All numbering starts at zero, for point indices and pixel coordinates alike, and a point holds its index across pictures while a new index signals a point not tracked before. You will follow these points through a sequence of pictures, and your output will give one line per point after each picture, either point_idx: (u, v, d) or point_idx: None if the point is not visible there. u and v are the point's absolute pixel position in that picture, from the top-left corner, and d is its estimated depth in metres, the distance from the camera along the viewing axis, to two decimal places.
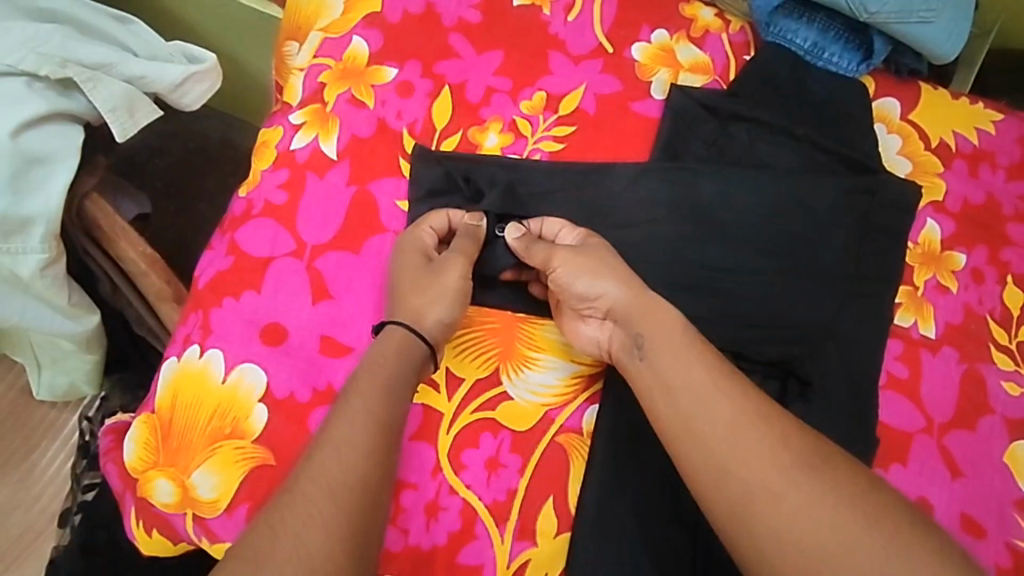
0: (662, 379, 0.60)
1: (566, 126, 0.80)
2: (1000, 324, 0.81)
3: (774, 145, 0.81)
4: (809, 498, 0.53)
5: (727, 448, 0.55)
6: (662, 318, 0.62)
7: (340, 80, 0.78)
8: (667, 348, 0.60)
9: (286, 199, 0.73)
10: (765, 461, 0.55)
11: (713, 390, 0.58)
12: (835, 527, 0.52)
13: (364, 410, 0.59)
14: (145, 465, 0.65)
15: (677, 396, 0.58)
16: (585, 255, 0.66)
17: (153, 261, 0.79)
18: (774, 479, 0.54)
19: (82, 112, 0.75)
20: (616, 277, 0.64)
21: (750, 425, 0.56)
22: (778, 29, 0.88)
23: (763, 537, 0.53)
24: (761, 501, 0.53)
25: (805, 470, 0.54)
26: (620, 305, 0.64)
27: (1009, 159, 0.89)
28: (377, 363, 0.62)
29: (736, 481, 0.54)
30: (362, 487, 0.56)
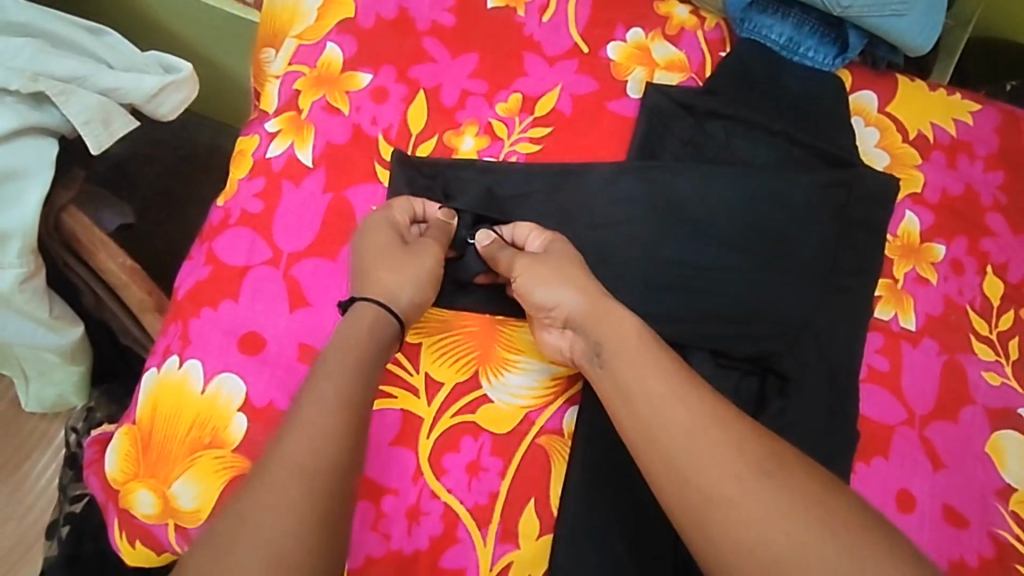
0: (620, 386, 0.60)
1: (542, 127, 0.80)
2: (981, 314, 0.82)
3: (750, 141, 0.81)
4: (766, 507, 0.52)
5: (685, 457, 0.55)
6: (620, 325, 0.63)
7: (314, 87, 0.78)
8: (623, 355, 0.61)
9: (263, 208, 0.73)
10: (721, 469, 0.54)
11: (669, 397, 0.58)
12: (793, 535, 0.51)
13: (334, 395, 0.58)
14: (127, 476, 0.65)
15: (635, 404, 0.59)
16: (546, 264, 0.67)
17: (134, 272, 0.79)
18: (731, 487, 0.53)
19: (56, 125, 0.75)
20: (575, 285, 0.65)
21: (707, 433, 0.56)
22: (753, 25, 0.88)
23: (723, 546, 0.52)
24: (716, 509, 0.53)
25: (761, 476, 0.54)
26: (579, 314, 0.64)
27: (987, 149, 0.89)
28: (347, 346, 0.61)
29: (695, 490, 0.54)
30: (334, 471, 0.55)
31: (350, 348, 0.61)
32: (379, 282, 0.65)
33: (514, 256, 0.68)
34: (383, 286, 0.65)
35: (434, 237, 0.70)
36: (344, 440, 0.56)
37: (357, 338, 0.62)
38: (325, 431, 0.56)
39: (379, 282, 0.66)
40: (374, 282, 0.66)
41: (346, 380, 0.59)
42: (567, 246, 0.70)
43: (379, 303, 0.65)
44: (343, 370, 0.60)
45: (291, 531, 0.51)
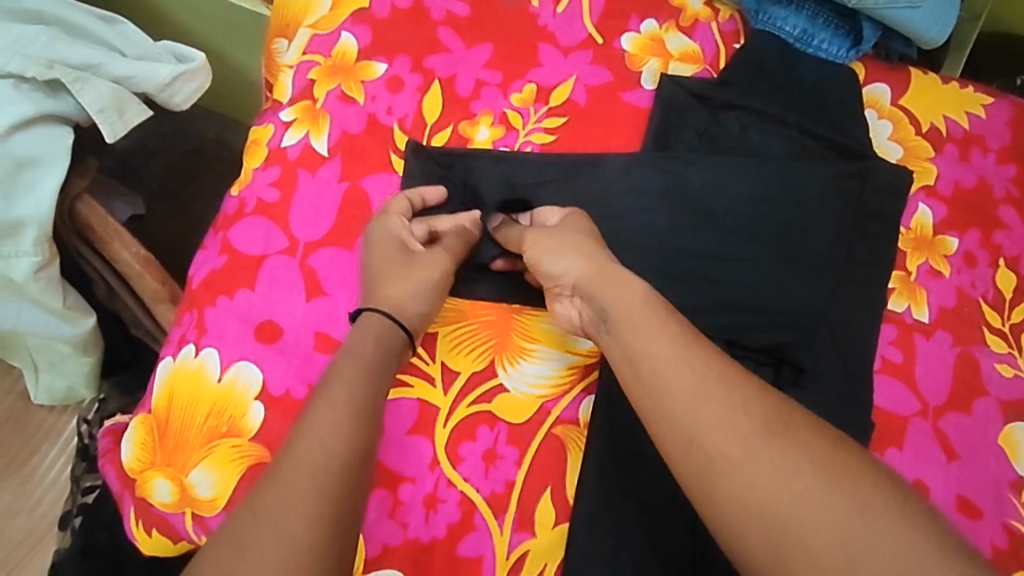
0: (625, 349, 0.59)
1: (557, 117, 0.80)
2: (994, 307, 0.82)
3: (766, 133, 0.81)
4: (770, 465, 0.51)
5: (687, 415, 0.54)
6: (624, 288, 0.61)
7: (329, 76, 0.78)
8: (626, 317, 0.59)
9: (278, 197, 0.73)
10: (724, 428, 0.53)
11: (672, 357, 0.56)
12: (798, 495, 0.50)
13: (347, 398, 0.58)
14: (144, 465, 0.65)
15: (638, 366, 0.57)
16: (553, 235, 0.66)
17: (148, 262, 0.79)
18: (736, 446, 0.52)
19: (71, 113, 0.75)
20: (580, 253, 0.64)
21: (709, 394, 0.54)
22: (767, 17, 0.88)
23: (727, 506, 0.51)
24: (719, 470, 0.52)
25: (765, 436, 0.53)
26: (584, 280, 0.63)
27: (1000, 143, 0.89)
28: (358, 354, 0.61)
29: (698, 450, 0.53)
30: (345, 479, 0.54)
31: (358, 355, 0.61)
32: (386, 292, 0.66)
33: (526, 237, 0.68)
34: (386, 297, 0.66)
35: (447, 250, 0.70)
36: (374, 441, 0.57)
37: (364, 344, 0.62)
38: (338, 438, 0.55)
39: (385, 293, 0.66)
40: (379, 292, 0.66)
41: (357, 384, 0.59)
42: (579, 219, 0.69)
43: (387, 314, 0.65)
44: (354, 373, 0.59)
45: (321, 528, 0.51)
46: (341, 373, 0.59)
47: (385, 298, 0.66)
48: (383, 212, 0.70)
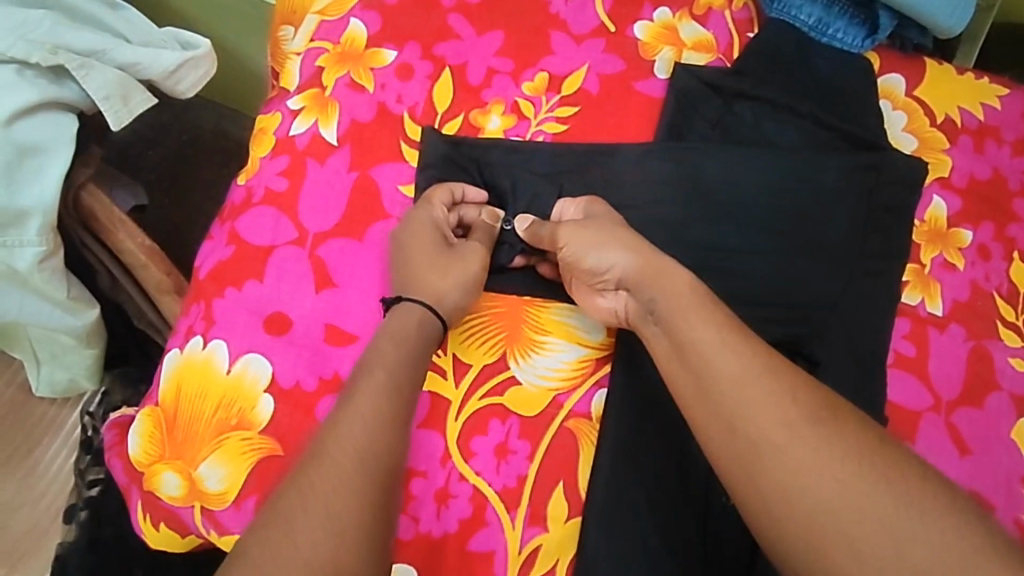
0: (674, 340, 0.60)
1: (569, 106, 0.78)
2: (1008, 301, 0.81)
3: (779, 123, 0.81)
4: (812, 455, 0.52)
5: (736, 402, 0.54)
6: (672, 280, 0.62)
7: (338, 63, 0.77)
8: (676, 309, 0.60)
9: (287, 186, 0.71)
10: (772, 416, 0.53)
11: (721, 347, 0.57)
12: (844, 486, 0.50)
13: (386, 381, 0.59)
14: (152, 458, 0.64)
15: (689, 357, 0.58)
16: (590, 224, 0.66)
17: (152, 252, 0.77)
18: (781, 434, 0.53)
19: (76, 101, 0.74)
20: (619, 249, 0.64)
21: (757, 379, 0.55)
22: (782, 5, 0.87)
23: (768, 490, 0.52)
24: (764, 455, 0.52)
25: (813, 425, 0.53)
26: (631, 273, 0.63)
27: (1014, 134, 0.89)
28: (401, 338, 0.62)
29: (743, 436, 0.54)
30: (388, 471, 0.55)
31: (403, 342, 0.62)
32: (431, 281, 0.65)
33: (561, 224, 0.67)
34: (427, 285, 0.65)
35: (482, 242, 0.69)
36: (396, 432, 0.57)
37: (409, 333, 0.62)
38: (379, 425, 0.56)
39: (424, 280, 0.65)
40: (422, 279, 0.65)
41: (399, 367, 0.60)
42: (604, 209, 0.69)
43: (430, 303, 0.65)
44: (394, 354, 0.60)
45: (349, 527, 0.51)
46: (381, 350, 0.61)
47: (431, 286, 0.65)
48: (422, 200, 0.70)
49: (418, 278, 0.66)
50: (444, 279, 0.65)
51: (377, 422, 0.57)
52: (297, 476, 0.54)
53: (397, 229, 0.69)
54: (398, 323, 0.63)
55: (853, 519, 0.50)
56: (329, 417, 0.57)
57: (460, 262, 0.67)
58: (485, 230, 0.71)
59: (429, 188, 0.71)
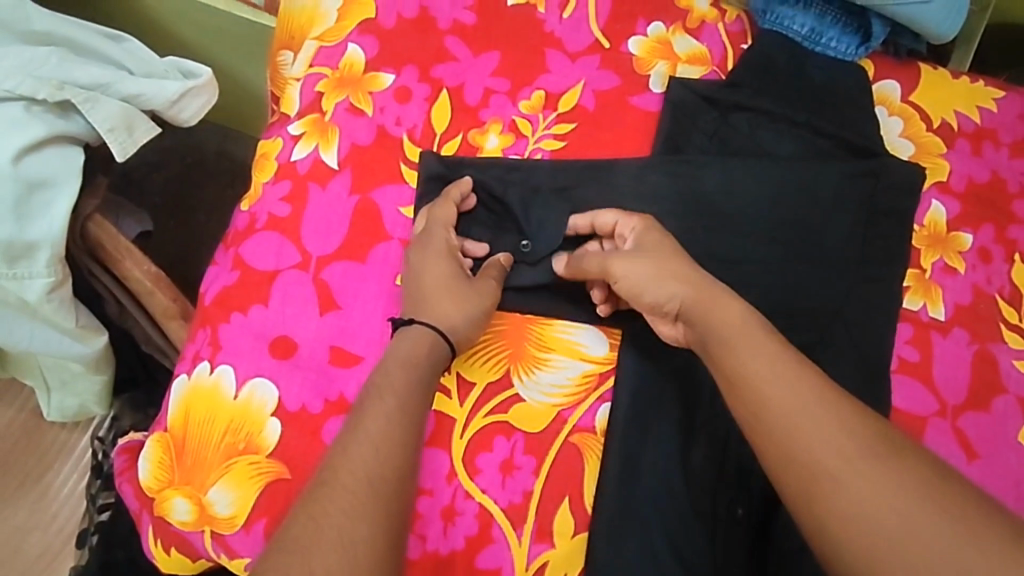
0: (727, 372, 0.59)
1: (566, 123, 0.79)
2: (1010, 303, 0.81)
3: (775, 134, 0.81)
4: (873, 482, 0.52)
5: (792, 433, 0.55)
6: (729, 312, 0.61)
7: (337, 88, 0.78)
8: (727, 343, 0.60)
9: (289, 211, 0.72)
10: (827, 446, 0.54)
11: (777, 381, 0.57)
12: (898, 512, 0.51)
13: (395, 406, 0.59)
14: (161, 483, 0.65)
15: (742, 392, 0.58)
16: (648, 250, 0.66)
17: (159, 278, 0.78)
18: (838, 465, 0.53)
19: (81, 133, 0.75)
20: (671, 279, 0.64)
21: (814, 410, 0.55)
22: (775, 16, 0.87)
23: (829, 518, 0.52)
24: (823, 485, 0.53)
25: (868, 454, 0.53)
26: (687, 303, 0.63)
27: (1012, 136, 0.89)
28: (412, 362, 0.63)
29: (800, 467, 0.54)
30: (397, 493, 0.56)
31: (417, 366, 0.63)
32: (441, 308, 0.66)
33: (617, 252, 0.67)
34: (442, 311, 0.66)
35: (490, 275, 0.70)
36: (404, 454, 0.57)
37: (419, 358, 0.63)
38: (389, 451, 0.57)
39: (438, 306, 0.66)
40: (433, 305, 0.66)
41: (407, 391, 0.61)
42: (659, 231, 0.68)
43: (439, 329, 0.65)
44: (400, 377, 0.61)
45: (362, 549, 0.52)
46: (390, 374, 0.61)
47: (440, 312, 0.66)
48: (431, 224, 0.70)
49: (428, 304, 0.66)
50: (455, 306, 0.66)
51: (386, 445, 0.57)
52: (305, 502, 0.54)
53: (407, 254, 0.70)
54: (407, 347, 0.64)
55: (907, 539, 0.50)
56: (338, 439, 0.58)
57: (471, 290, 0.68)
58: (494, 261, 0.71)
59: (435, 208, 0.72)
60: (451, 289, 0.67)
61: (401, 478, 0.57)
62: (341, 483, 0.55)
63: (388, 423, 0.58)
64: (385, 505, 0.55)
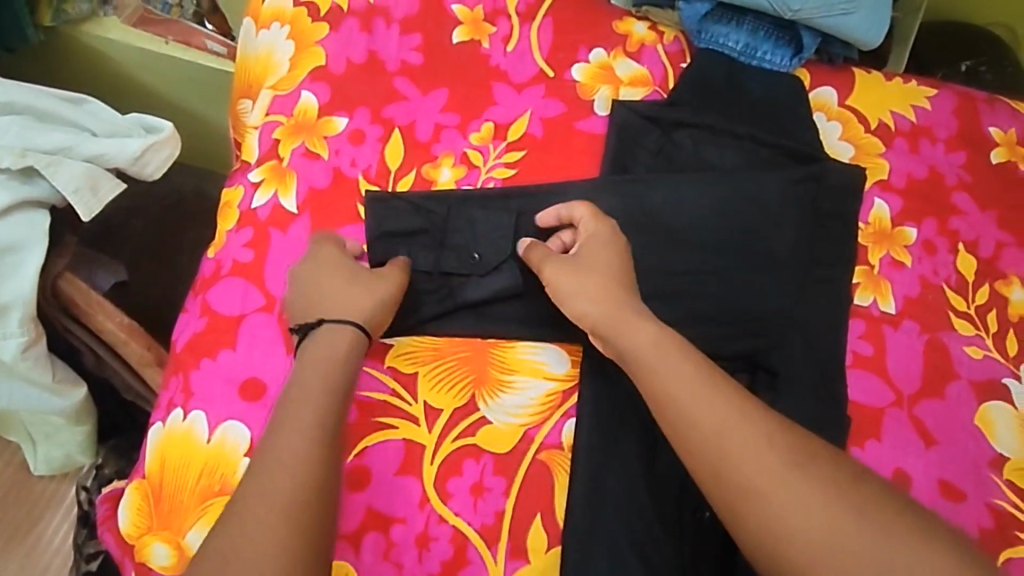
0: (650, 393, 0.63)
1: (516, 151, 0.83)
2: (957, 291, 0.84)
3: (717, 146, 0.85)
4: (799, 492, 0.56)
5: (721, 455, 0.58)
6: (643, 331, 0.65)
7: (293, 134, 0.81)
8: (647, 362, 0.63)
9: (252, 256, 0.75)
10: (754, 460, 0.58)
11: (695, 399, 0.61)
12: (824, 525, 0.55)
13: (314, 419, 0.61)
14: (141, 531, 0.67)
15: (665, 412, 0.61)
16: (572, 268, 0.70)
17: (132, 329, 0.81)
18: (765, 478, 0.57)
19: (47, 196, 0.78)
20: (597, 294, 0.68)
21: (737, 429, 0.59)
22: (709, 35, 0.91)
23: (761, 530, 0.56)
24: (752, 501, 0.56)
25: (793, 470, 0.57)
26: (605, 324, 0.67)
27: (948, 132, 0.92)
28: (320, 364, 0.64)
29: (732, 484, 0.57)
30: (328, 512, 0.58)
31: (332, 364, 0.65)
32: (344, 303, 0.68)
33: (546, 271, 0.71)
34: (343, 303, 0.68)
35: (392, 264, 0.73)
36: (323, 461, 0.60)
37: (335, 355, 0.65)
38: (308, 471, 0.59)
39: (336, 296, 0.69)
40: (337, 302, 0.68)
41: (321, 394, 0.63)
42: (592, 243, 0.72)
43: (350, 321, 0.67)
44: (311, 392, 0.63)
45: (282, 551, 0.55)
46: (307, 382, 0.63)
47: (345, 307, 0.68)
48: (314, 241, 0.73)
49: (330, 304, 0.68)
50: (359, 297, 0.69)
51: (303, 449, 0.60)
52: (228, 533, 0.56)
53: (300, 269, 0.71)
54: (321, 346, 0.66)
55: (831, 548, 0.54)
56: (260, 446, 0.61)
57: (371, 278, 0.70)
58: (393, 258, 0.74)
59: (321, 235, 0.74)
60: (345, 277, 0.70)
61: (325, 491, 0.59)
62: (266, 499, 0.57)
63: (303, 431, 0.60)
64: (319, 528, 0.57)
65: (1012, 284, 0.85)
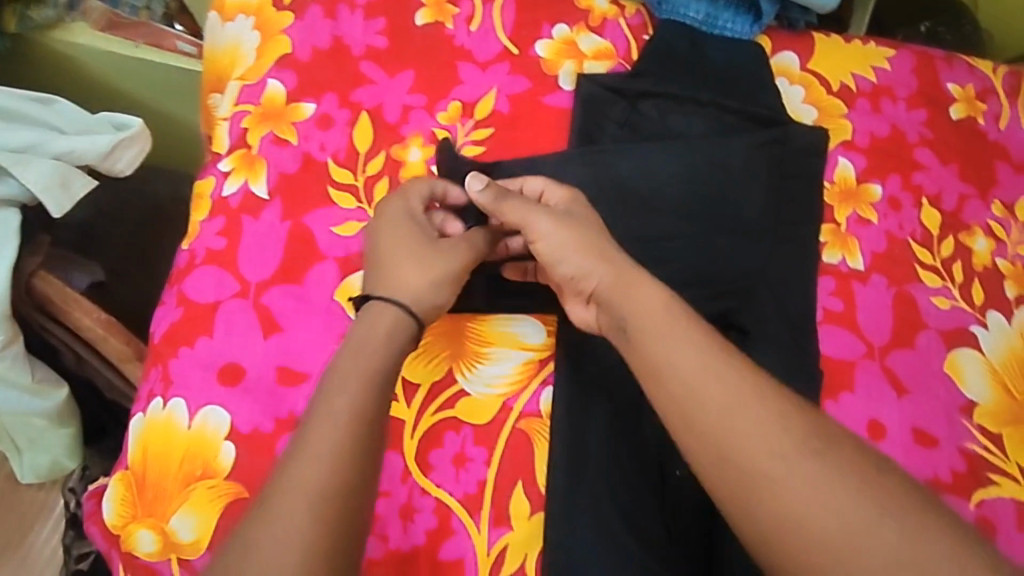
0: (649, 360, 0.59)
1: (484, 129, 0.83)
2: (923, 245, 0.85)
3: (682, 115, 0.86)
4: (815, 481, 0.52)
5: (724, 436, 0.55)
6: (649, 296, 0.62)
7: (261, 122, 0.82)
8: (650, 327, 0.60)
9: (226, 244, 0.75)
10: (763, 446, 0.54)
11: (704, 373, 0.57)
12: (836, 513, 0.51)
13: (351, 405, 0.59)
14: (125, 519, 0.67)
15: (665, 381, 0.58)
16: (564, 227, 0.66)
17: (110, 324, 0.81)
18: (776, 464, 0.53)
19: (17, 195, 0.78)
20: (598, 256, 0.64)
21: (747, 410, 0.55)
22: (669, 6, 0.92)
23: (764, 516, 0.52)
24: (760, 485, 0.53)
25: (808, 457, 0.53)
26: (606, 286, 0.63)
27: (908, 90, 0.93)
28: (360, 347, 0.62)
29: (733, 466, 0.54)
30: (347, 522, 0.55)
31: (380, 348, 0.62)
32: (405, 279, 0.66)
33: (536, 228, 0.67)
34: (415, 284, 0.66)
35: (464, 241, 0.70)
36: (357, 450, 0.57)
37: (376, 340, 0.63)
38: (342, 471, 0.56)
39: (404, 276, 0.66)
40: (400, 276, 0.66)
41: (357, 383, 0.60)
42: (585, 209, 0.70)
43: (402, 302, 0.65)
44: (358, 383, 0.60)
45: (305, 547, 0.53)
46: (354, 364, 0.61)
47: (402, 284, 0.66)
48: (402, 190, 0.71)
49: (389, 276, 0.66)
50: (426, 279, 0.66)
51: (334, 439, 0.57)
52: (251, 530, 0.54)
53: (376, 228, 0.70)
54: (369, 325, 0.64)
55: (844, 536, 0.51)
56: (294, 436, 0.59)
57: (441, 255, 0.68)
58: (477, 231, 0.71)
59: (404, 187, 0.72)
60: (423, 252, 0.67)
61: (357, 482, 0.57)
62: (289, 495, 0.55)
63: (333, 420, 0.58)
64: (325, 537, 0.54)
65: (975, 235, 0.87)
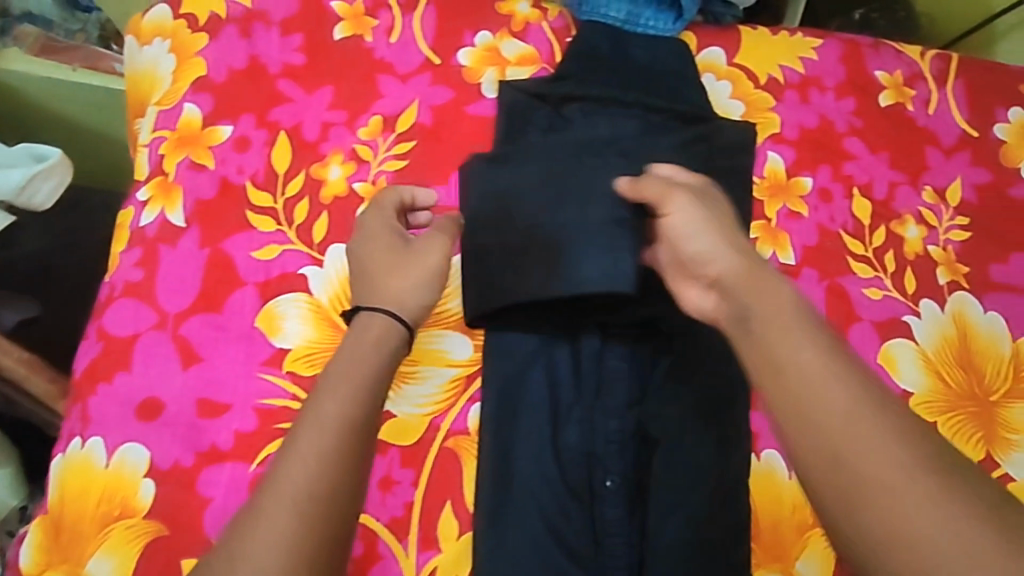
0: (772, 359, 0.52)
1: (406, 142, 0.82)
2: (855, 236, 0.85)
3: (607, 116, 0.84)
4: (932, 499, 0.46)
5: (839, 441, 0.49)
6: (776, 293, 0.55)
7: (178, 148, 0.80)
8: (778, 323, 0.53)
9: (143, 275, 0.74)
10: (887, 456, 0.48)
11: (835, 380, 0.50)
12: (945, 534, 0.45)
13: (344, 408, 0.56)
14: (40, 567, 0.65)
15: (791, 382, 0.51)
16: (706, 205, 0.60)
17: (33, 364, 0.82)
18: (898, 476, 0.47)
19: None
20: (732, 243, 0.58)
21: (872, 417, 0.49)
22: (590, 7, 0.91)
23: (869, 525, 0.47)
24: (877, 494, 0.47)
25: (928, 474, 0.47)
26: (735, 273, 0.56)
27: (836, 80, 0.93)
28: (360, 355, 0.60)
29: (849, 472, 0.48)
30: (334, 537, 0.52)
31: (366, 355, 0.60)
32: (386, 288, 0.65)
33: (675, 197, 0.60)
34: (398, 290, 0.65)
35: (439, 234, 0.70)
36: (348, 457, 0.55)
37: (367, 350, 0.61)
38: (333, 475, 0.53)
39: (389, 285, 0.66)
40: (384, 285, 0.65)
41: (355, 387, 0.58)
42: (718, 191, 0.63)
43: (390, 310, 0.64)
44: (349, 388, 0.57)
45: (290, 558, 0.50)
46: (351, 364, 0.59)
47: (385, 293, 0.65)
48: (373, 203, 0.72)
49: (371, 287, 0.66)
50: (404, 282, 0.66)
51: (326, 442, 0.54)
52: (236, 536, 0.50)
53: (358, 241, 0.70)
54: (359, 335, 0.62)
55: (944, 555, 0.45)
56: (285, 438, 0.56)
57: (418, 255, 0.68)
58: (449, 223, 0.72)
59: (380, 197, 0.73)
60: (403, 255, 0.68)
61: (346, 490, 0.54)
62: (274, 502, 0.51)
63: (324, 424, 0.55)
64: (309, 556, 0.50)
65: (907, 223, 0.87)
